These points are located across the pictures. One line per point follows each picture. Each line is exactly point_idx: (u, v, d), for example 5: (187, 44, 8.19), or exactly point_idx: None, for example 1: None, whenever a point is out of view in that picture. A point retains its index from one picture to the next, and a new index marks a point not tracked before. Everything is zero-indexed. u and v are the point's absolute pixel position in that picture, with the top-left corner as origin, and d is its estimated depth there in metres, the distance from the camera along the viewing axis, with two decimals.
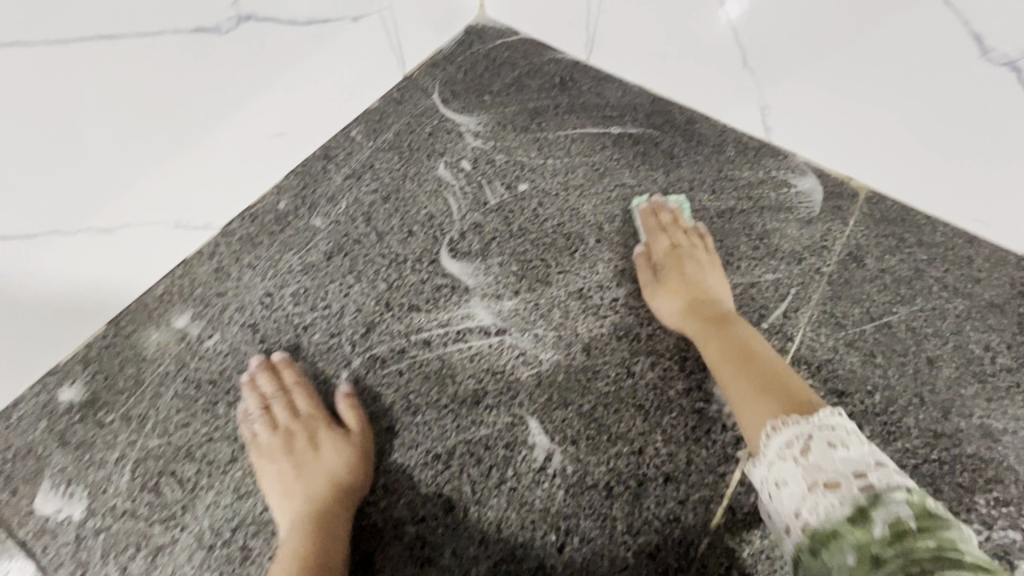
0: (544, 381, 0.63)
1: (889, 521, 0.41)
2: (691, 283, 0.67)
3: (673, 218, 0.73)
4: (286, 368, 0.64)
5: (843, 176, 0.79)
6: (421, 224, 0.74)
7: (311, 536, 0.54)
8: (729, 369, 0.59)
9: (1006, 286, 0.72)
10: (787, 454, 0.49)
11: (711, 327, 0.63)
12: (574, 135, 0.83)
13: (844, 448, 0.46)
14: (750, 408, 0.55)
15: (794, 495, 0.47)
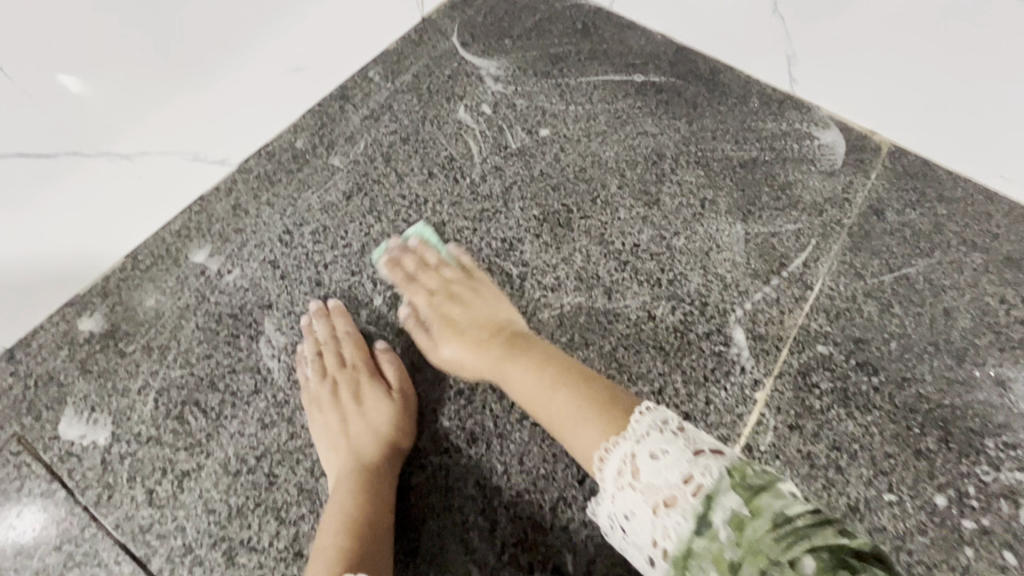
0: (565, 323, 0.64)
1: (727, 518, 0.35)
2: (461, 322, 0.60)
3: (417, 257, 0.66)
4: (337, 315, 0.63)
5: (866, 130, 0.78)
6: (440, 166, 0.73)
7: (358, 487, 0.53)
8: (539, 404, 0.52)
9: None
10: (620, 476, 0.40)
11: (507, 356, 0.55)
12: (596, 82, 0.81)
13: (658, 457, 0.39)
14: (580, 435, 0.47)
15: (643, 524, 0.38)
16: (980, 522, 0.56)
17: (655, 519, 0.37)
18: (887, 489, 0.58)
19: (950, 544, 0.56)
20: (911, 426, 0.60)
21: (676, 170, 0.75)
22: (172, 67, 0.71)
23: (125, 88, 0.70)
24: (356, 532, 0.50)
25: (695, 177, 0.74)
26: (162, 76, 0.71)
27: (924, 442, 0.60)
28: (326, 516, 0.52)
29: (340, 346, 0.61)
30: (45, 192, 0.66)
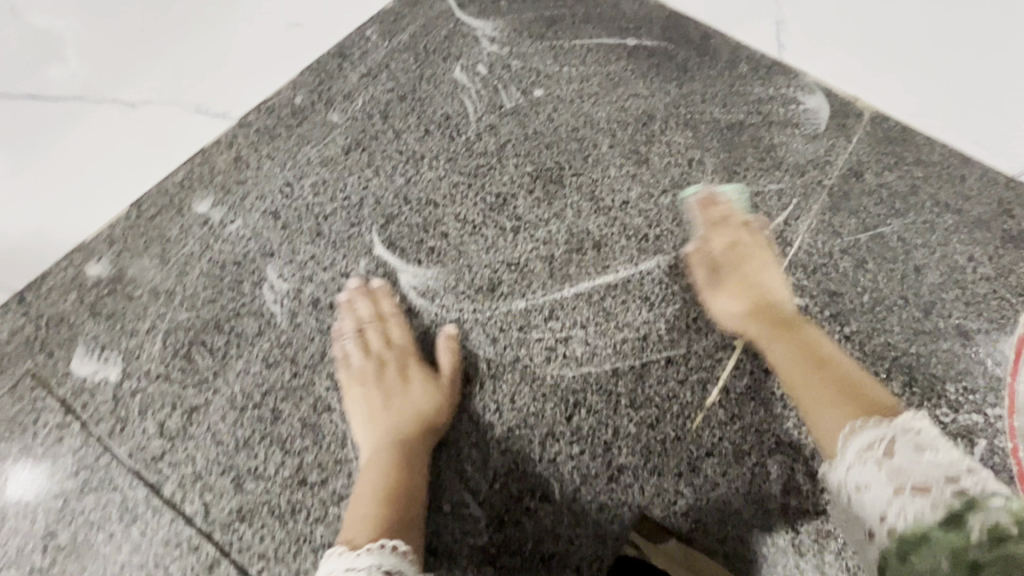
0: (556, 273, 0.67)
1: (987, 525, 0.39)
2: (758, 283, 0.65)
3: (722, 216, 0.70)
4: (382, 297, 0.64)
5: (849, 96, 0.81)
6: (437, 124, 0.75)
7: (396, 463, 0.55)
8: (792, 365, 0.58)
9: (994, 204, 0.76)
10: (869, 454, 0.47)
11: (782, 332, 0.61)
12: (589, 45, 0.83)
13: (931, 453, 0.45)
14: (826, 415, 0.53)
15: (879, 497, 0.45)
16: None
17: (898, 497, 0.43)
18: None
19: None
20: (877, 372, 0.65)
21: (665, 131, 0.77)
22: (175, 22, 0.74)
23: (128, 43, 0.72)
24: (393, 507, 0.52)
25: (683, 138, 0.77)
26: (165, 30, 0.73)
27: (888, 386, 0.64)
28: (361, 488, 0.54)
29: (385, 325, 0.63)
30: (51, 141, 0.67)
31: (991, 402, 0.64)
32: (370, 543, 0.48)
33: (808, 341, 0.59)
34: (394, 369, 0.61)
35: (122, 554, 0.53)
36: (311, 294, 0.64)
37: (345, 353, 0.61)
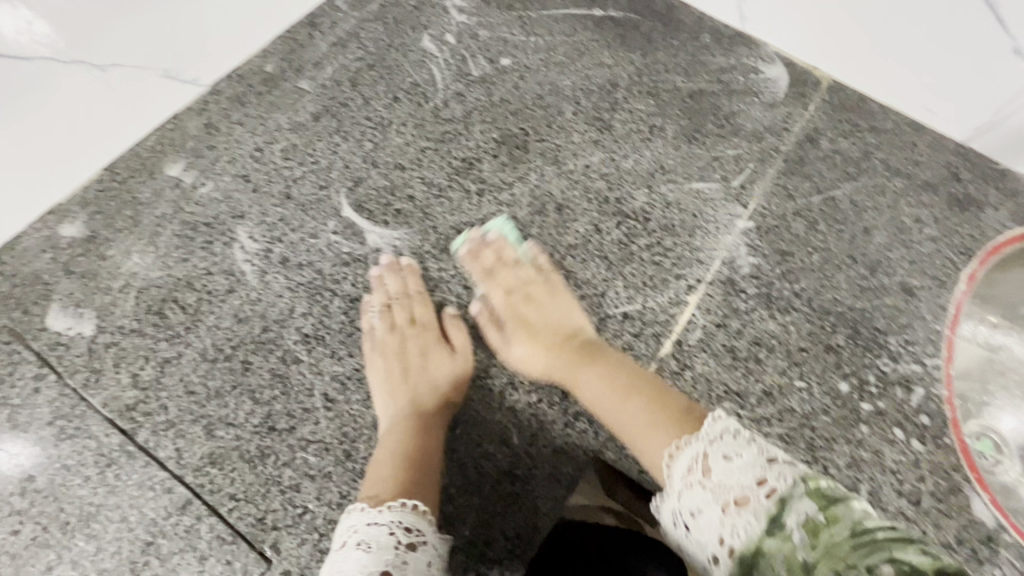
0: (519, 234, 0.70)
1: (802, 522, 0.39)
2: (544, 323, 0.63)
3: (495, 257, 0.67)
4: (408, 275, 0.66)
5: (808, 67, 0.85)
6: (405, 91, 0.77)
7: (414, 432, 0.57)
8: (612, 402, 0.56)
9: (942, 169, 0.79)
10: (690, 479, 0.45)
11: (584, 364, 0.60)
12: (557, 15, 0.85)
13: (730, 458, 0.44)
14: (654, 438, 0.51)
15: (711, 521, 0.42)
16: (876, 405, 0.64)
17: (724, 516, 0.42)
18: (797, 377, 0.65)
19: (849, 422, 0.64)
20: (823, 326, 0.68)
21: (628, 99, 0.79)
22: None
23: None
24: (411, 470, 0.53)
25: (646, 105, 0.79)
26: None
27: (834, 338, 0.67)
28: (381, 452, 0.56)
29: (410, 302, 0.65)
30: (10, 100, 0.66)
31: (930, 353, 0.68)
32: (391, 502, 0.50)
33: (611, 373, 0.58)
34: (417, 344, 0.63)
35: (97, 497, 0.55)
36: (280, 253, 0.66)
37: (370, 326, 0.63)
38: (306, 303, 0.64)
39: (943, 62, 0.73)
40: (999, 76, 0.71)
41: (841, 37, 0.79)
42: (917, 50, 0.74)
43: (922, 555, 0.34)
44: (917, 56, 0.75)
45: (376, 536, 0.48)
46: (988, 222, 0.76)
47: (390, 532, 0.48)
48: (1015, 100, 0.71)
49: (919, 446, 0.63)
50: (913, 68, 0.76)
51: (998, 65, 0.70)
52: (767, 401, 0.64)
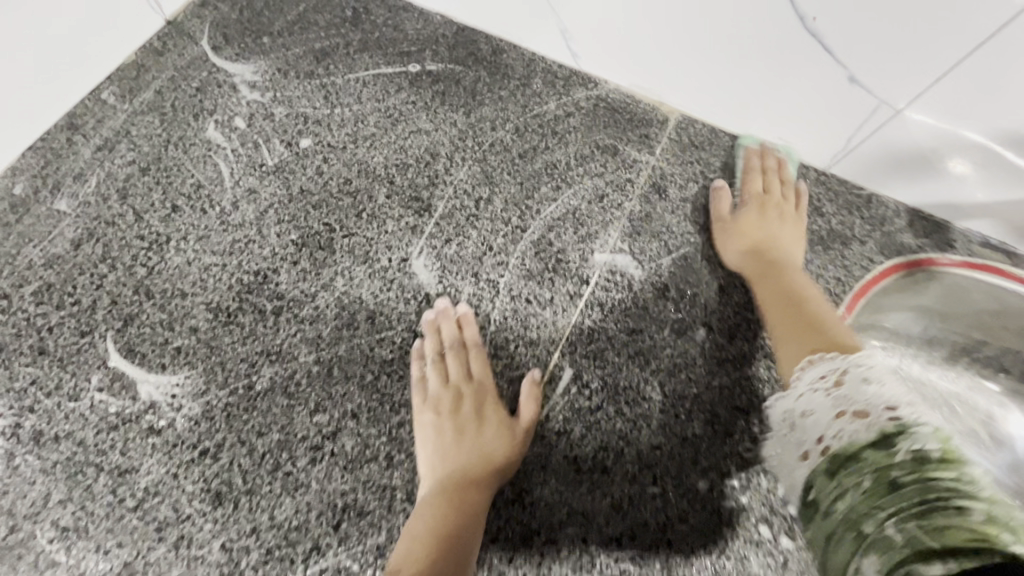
0: (324, 358, 0.60)
1: (913, 449, 0.37)
2: (764, 228, 0.68)
3: (778, 166, 0.74)
4: (465, 326, 0.62)
5: (652, 102, 0.76)
6: (186, 197, 0.66)
7: (449, 511, 0.53)
8: (779, 305, 0.61)
9: (803, 205, 0.73)
10: (823, 386, 0.49)
11: (772, 275, 0.64)
12: (366, 78, 0.75)
13: (877, 384, 0.44)
14: (792, 343, 0.58)
15: (822, 421, 0.46)
16: (739, 500, 0.58)
17: (834, 421, 0.44)
18: (649, 483, 0.58)
19: (708, 526, 0.57)
20: (676, 414, 0.61)
21: (449, 169, 0.70)
22: None
23: None
24: (443, 552, 0.50)
25: (470, 174, 0.70)
26: None
27: (689, 428, 0.60)
28: (415, 529, 0.53)
29: (471, 355, 0.62)
30: None
31: None
32: None
33: (794, 288, 0.63)
34: (477, 405, 0.60)
35: None
36: (32, 427, 0.56)
37: (419, 374, 0.60)
38: (64, 488, 0.54)
39: (780, 89, 0.65)
40: (845, 102, 0.63)
41: (682, 67, 0.69)
42: (760, 77, 0.65)
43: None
44: (764, 84, 0.66)
45: None
46: (855, 257, 0.71)
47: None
48: (863, 122, 0.64)
49: (788, 544, 0.56)
50: (760, 99, 0.68)
51: (836, 91, 0.62)
52: (616, 517, 0.57)
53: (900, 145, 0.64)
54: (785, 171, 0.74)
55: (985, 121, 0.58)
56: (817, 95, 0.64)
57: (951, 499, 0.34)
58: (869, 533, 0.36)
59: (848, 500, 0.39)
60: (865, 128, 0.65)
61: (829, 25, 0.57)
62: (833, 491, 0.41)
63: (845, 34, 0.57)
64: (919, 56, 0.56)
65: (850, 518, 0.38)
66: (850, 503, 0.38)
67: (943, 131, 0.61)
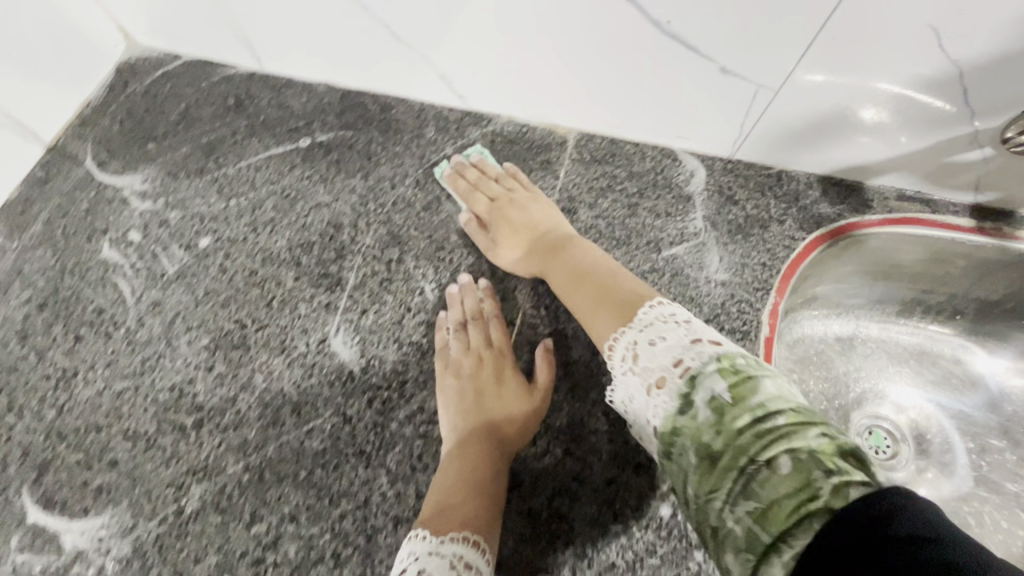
0: (253, 464, 0.57)
1: (710, 401, 0.40)
2: (520, 225, 0.66)
3: (479, 172, 0.72)
4: (485, 296, 0.66)
5: (548, 125, 0.76)
6: (88, 324, 0.64)
7: (477, 463, 0.55)
8: (570, 291, 0.59)
9: (717, 196, 0.72)
10: (627, 366, 0.47)
11: (549, 264, 0.62)
12: (257, 162, 0.74)
13: (661, 341, 0.46)
14: (596, 318, 0.54)
15: (643, 403, 0.45)
16: None
17: (649, 394, 0.44)
18: (611, 520, 0.55)
19: (681, 555, 0.54)
20: (627, 440, 0.58)
21: (355, 237, 0.69)
22: None
23: None
24: (475, 500, 0.52)
25: (376, 238, 0.69)
26: None
27: (642, 453, 0.58)
28: (443, 481, 0.54)
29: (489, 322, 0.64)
30: None
31: None
32: (453, 532, 0.49)
33: (576, 261, 0.61)
34: (496, 368, 0.62)
35: None
36: None
37: (444, 338, 0.63)
38: None
39: (661, 89, 0.65)
40: (724, 90, 0.63)
41: (568, 86, 0.69)
42: (638, 81, 0.65)
43: (821, 437, 0.37)
44: (643, 87, 0.66)
45: (437, 568, 0.47)
46: (776, 238, 0.70)
47: (451, 566, 0.48)
48: (750, 105, 0.65)
49: None
50: (646, 102, 0.68)
51: (712, 83, 0.62)
52: (583, 565, 0.54)
53: (792, 117, 0.65)
54: (489, 169, 0.72)
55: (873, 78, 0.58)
56: (695, 89, 0.64)
57: (762, 446, 0.37)
58: (715, 523, 0.38)
59: (692, 486, 0.39)
60: (755, 109, 0.65)
61: (683, 25, 0.57)
62: (677, 478, 0.41)
63: (700, 30, 0.57)
64: (784, 32, 0.55)
65: (699, 504, 0.39)
66: (693, 491, 0.39)
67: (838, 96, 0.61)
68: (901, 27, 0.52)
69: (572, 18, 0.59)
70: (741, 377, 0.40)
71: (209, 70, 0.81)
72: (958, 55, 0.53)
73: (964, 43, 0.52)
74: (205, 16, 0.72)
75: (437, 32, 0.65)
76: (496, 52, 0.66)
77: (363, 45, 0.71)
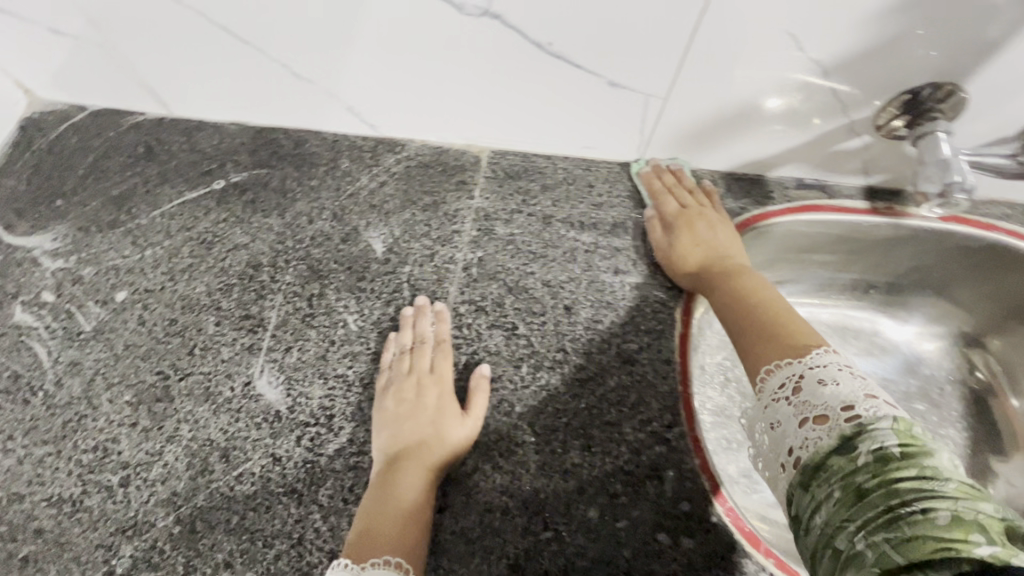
0: (183, 515, 0.57)
1: (875, 447, 0.39)
2: (704, 238, 0.68)
3: (676, 177, 0.74)
4: (436, 321, 0.66)
5: (461, 146, 0.77)
6: (4, 392, 0.63)
7: (405, 488, 0.56)
8: (736, 320, 0.59)
9: (627, 201, 0.74)
10: (780, 396, 0.48)
11: (717, 282, 0.64)
12: (171, 209, 0.74)
13: (834, 385, 0.45)
14: (754, 349, 0.54)
15: (789, 431, 0.46)
16: (631, 516, 0.57)
17: (800, 426, 0.45)
18: (541, 529, 0.57)
19: (609, 553, 0.56)
20: (553, 448, 0.60)
21: (275, 275, 0.69)
22: None
23: None
24: (399, 525, 0.53)
25: (297, 274, 0.69)
26: None
27: (568, 460, 0.60)
28: (370, 505, 0.55)
29: (437, 347, 0.65)
30: None
31: (670, 423, 0.62)
32: (374, 558, 0.50)
33: (751, 288, 0.62)
34: (436, 393, 0.62)
35: None
36: None
37: (391, 360, 0.64)
38: None
39: (558, 104, 0.67)
40: (616, 101, 0.66)
41: (472, 108, 0.70)
42: (535, 99, 0.67)
43: (992, 512, 0.36)
44: (541, 104, 0.68)
45: None
46: None
47: None
48: (644, 115, 0.67)
49: (689, 542, 0.57)
50: (549, 118, 0.70)
51: (603, 95, 0.65)
52: None
53: (684, 121, 0.68)
54: (685, 178, 0.74)
55: (748, 80, 0.61)
56: (590, 101, 0.66)
57: (921, 497, 0.36)
58: (843, 551, 0.37)
59: (824, 512, 0.39)
60: (649, 118, 0.68)
61: (564, 44, 0.59)
62: (809, 504, 0.41)
63: (581, 47, 0.59)
64: (658, 44, 0.58)
65: (827, 533, 0.39)
66: (826, 515, 0.39)
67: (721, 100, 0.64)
68: (764, 34, 0.55)
69: (461, 45, 0.61)
70: (919, 441, 0.39)
71: (115, 119, 0.80)
72: (819, 56, 0.57)
73: (822, 44, 0.56)
74: (102, 67, 0.72)
75: (337, 68, 0.66)
76: (397, 79, 0.67)
77: (267, 83, 0.71)
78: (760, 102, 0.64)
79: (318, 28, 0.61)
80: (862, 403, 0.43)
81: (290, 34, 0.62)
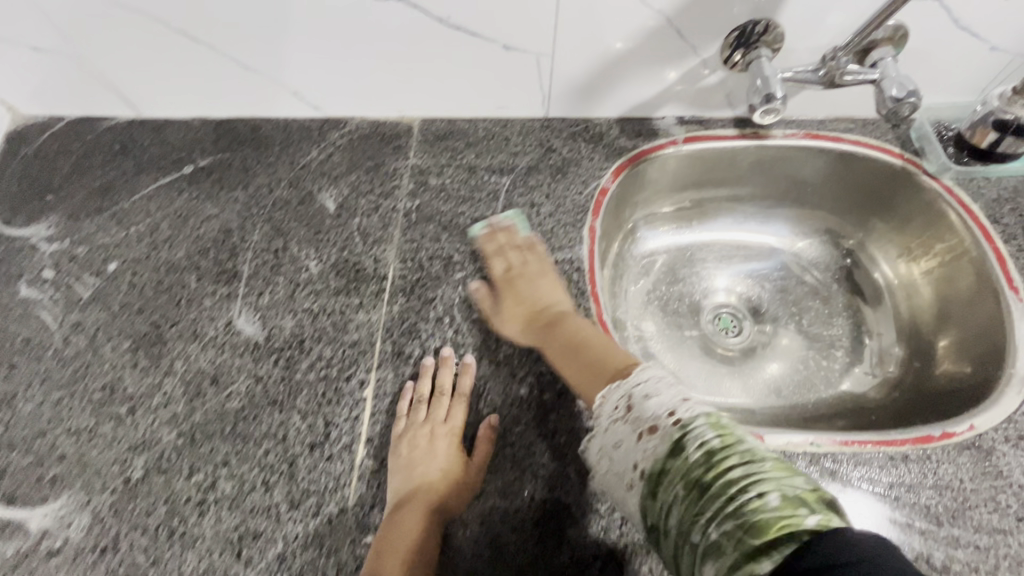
0: (184, 430, 0.69)
1: (699, 446, 0.48)
2: (527, 297, 0.75)
3: (508, 236, 0.80)
4: (463, 375, 0.71)
5: (394, 117, 0.91)
6: (18, 353, 0.74)
7: (411, 530, 0.60)
8: (567, 358, 0.68)
9: (538, 148, 0.88)
10: (615, 416, 0.56)
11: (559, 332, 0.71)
12: (149, 194, 0.85)
13: (655, 395, 0.54)
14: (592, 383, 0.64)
15: (626, 448, 0.53)
16: (556, 389, 0.70)
17: (636, 443, 0.52)
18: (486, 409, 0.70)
19: (540, 418, 0.68)
20: (489, 346, 0.73)
21: (244, 236, 0.81)
22: None
23: None
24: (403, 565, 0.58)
25: (263, 233, 0.81)
26: None
27: (501, 352, 0.73)
28: (381, 545, 0.60)
29: (455, 398, 0.69)
30: None
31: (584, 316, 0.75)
32: None
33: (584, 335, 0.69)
34: (444, 444, 0.66)
35: None
36: None
37: (408, 409, 0.68)
38: None
39: (467, 70, 0.81)
40: (513, 62, 0.80)
41: (397, 81, 0.84)
42: (447, 66, 0.81)
43: (804, 484, 0.45)
44: (453, 72, 0.82)
45: None
46: (590, 171, 0.86)
47: None
48: (539, 72, 0.82)
49: None
50: (462, 83, 0.84)
51: (501, 58, 0.79)
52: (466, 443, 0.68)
53: (572, 75, 0.82)
54: (515, 236, 0.80)
55: (612, 34, 0.76)
56: (492, 64, 0.80)
57: (750, 482, 0.45)
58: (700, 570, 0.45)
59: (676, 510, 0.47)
60: (544, 75, 0.82)
61: (461, 16, 0.73)
62: (659, 510, 0.49)
63: (474, 19, 0.73)
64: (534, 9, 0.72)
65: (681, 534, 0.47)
66: (678, 518, 0.47)
67: (597, 53, 0.78)
68: None
69: (379, 25, 0.74)
70: (728, 432, 0.49)
71: (92, 124, 0.92)
72: (660, 6, 0.72)
73: None
74: (77, 77, 0.83)
75: (279, 57, 0.79)
76: (331, 62, 0.80)
77: (220, 77, 0.83)
78: (628, 53, 0.78)
79: (257, 23, 0.74)
80: (680, 407, 0.52)
81: (235, 30, 0.75)
